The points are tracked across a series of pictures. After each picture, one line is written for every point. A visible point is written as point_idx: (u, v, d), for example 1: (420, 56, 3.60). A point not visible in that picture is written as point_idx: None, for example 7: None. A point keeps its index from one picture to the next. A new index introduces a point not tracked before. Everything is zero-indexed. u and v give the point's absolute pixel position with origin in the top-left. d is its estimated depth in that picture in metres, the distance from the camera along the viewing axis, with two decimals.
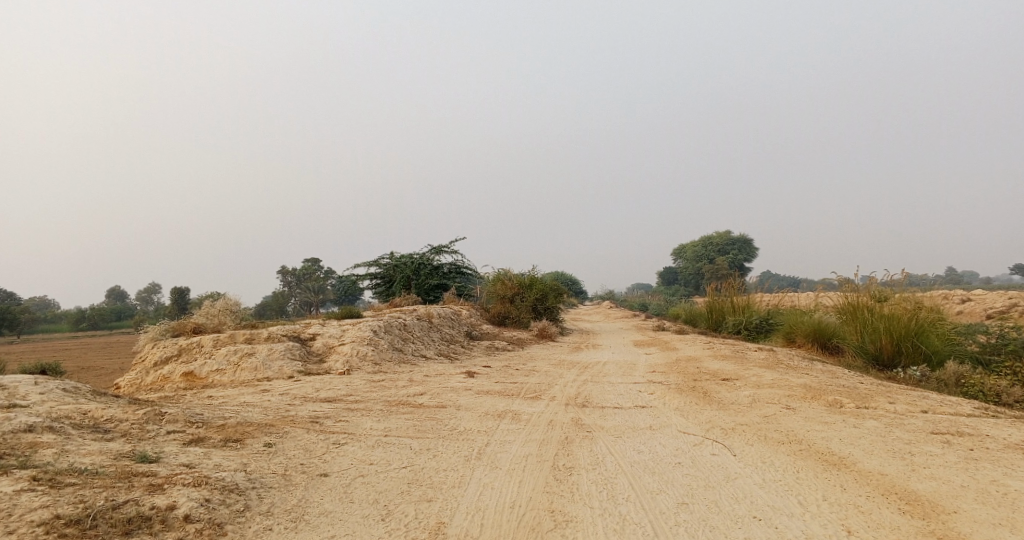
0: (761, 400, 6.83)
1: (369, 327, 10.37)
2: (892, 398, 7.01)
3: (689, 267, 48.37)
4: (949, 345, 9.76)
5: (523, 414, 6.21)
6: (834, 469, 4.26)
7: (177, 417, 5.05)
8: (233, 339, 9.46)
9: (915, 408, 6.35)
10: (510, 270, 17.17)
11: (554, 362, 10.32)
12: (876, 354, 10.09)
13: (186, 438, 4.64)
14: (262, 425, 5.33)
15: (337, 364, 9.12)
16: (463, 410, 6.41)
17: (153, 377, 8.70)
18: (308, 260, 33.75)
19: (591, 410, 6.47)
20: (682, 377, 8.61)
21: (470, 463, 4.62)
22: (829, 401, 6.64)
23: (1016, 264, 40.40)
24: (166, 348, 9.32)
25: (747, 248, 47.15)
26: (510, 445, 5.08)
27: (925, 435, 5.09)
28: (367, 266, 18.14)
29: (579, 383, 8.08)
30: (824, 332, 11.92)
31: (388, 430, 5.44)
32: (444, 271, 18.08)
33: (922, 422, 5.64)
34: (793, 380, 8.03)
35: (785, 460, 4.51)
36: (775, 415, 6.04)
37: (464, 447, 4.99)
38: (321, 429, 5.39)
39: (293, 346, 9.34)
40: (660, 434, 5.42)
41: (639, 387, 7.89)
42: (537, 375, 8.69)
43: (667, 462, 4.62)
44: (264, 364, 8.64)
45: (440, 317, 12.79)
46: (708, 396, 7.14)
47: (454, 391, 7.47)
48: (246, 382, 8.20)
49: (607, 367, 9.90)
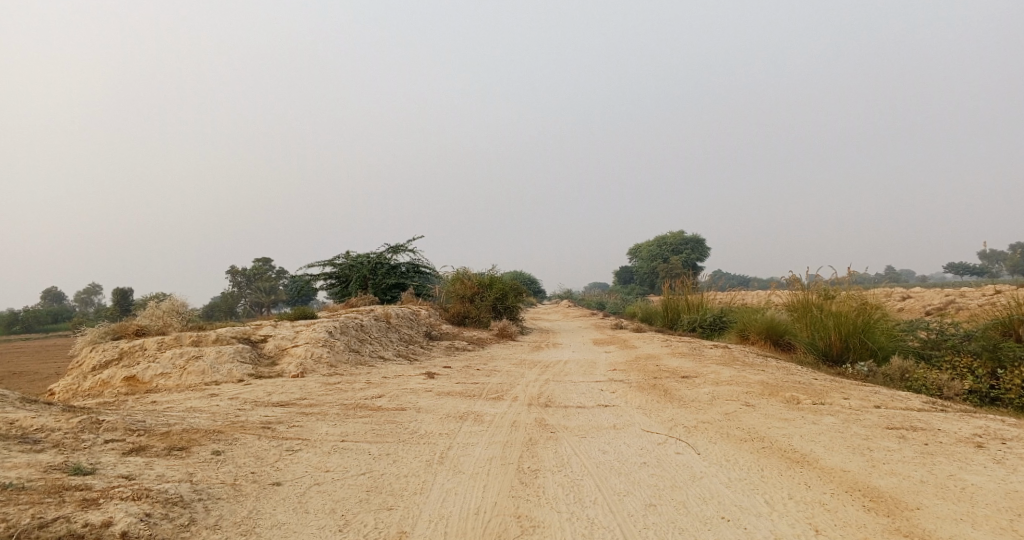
0: (721, 397, 6.86)
1: (324, 328, 10.06)
2: (846, 393, 7.14)
3: (644, 267, 49.05)
4: (894, 341, 10.05)
5: (485, 416, 6.08)
6: (798, 467, 4.27)
7: (116, 425, 4.73)
8: (179, 342, 9.03)
9: (868, 403, 6.48)
10: (469, 269, 16.99)
11: (515, 362, 10.22)
12: (825, 350, 10.32)
13: (126, 448, 4.35)
14: (209, 432, 5.04)
15: (291, 366, 8.81)
16: (423, 412, 6.24)
17: (91, 383, 8.21)
18: (258, 260, 32.86)
19: (554, 410, 6.38)
20: (642, 376, 8.61)
21: (433, 467, 4.46)
22: (787, 398, 6.71)
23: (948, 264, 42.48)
24: (106, 352, 8.83)
25: (700, 248, 48.16)
26: (473, 447, 4.95)
27: (881, 430, 5.17)
28: (321, 266, 17.70)
29: (540, 382, 7.99)
30: (776, 329, 12.15)
31: (345, 435, 5.23)
32: (401, 270, 17.79)
33: (877, 417, 5.74)
34: (751, 377, 8.12)
35: (749, 459, 4.50)
36: (735, 412, 6.06)
37: (425, 451, 4.83)
38: (274, 435, 5.14)
39: (243, 348, 8.97)
40: (624, 434, 5.37)
41: (600, 386, 7.84)
42: (498, 376, 8.56)
43: (632, 462, 4.55)
44: (212, 368, 8.27)
45: (398, 317, 12.53)
46: (669, 394, 7.14)
47: (414, 392, 7.28)
48: (193, 386, 7.82)
49: (568, 366, 9.84)
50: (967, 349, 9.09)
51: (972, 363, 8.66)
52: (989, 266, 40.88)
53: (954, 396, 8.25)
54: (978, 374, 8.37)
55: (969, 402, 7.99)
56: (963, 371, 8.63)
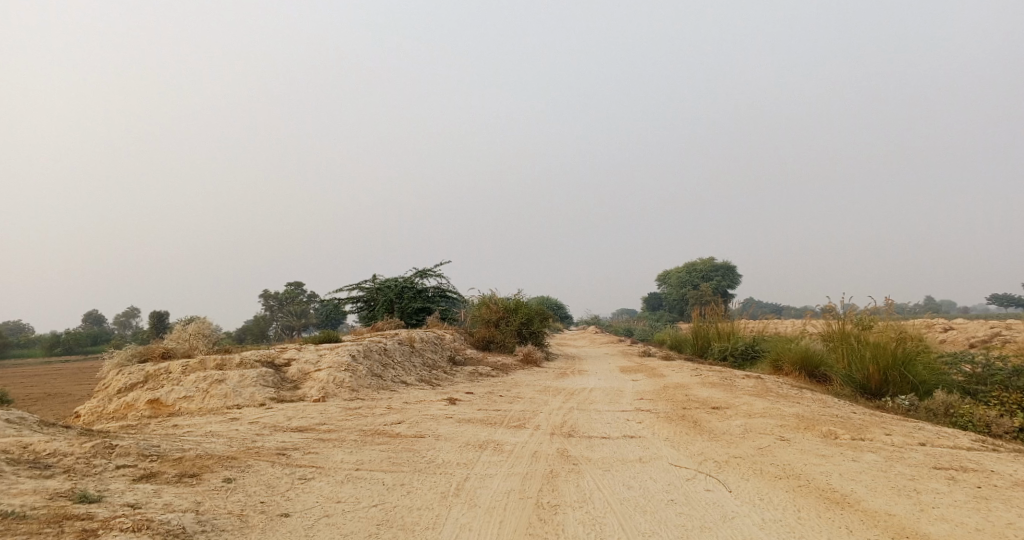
0: (753, 430, 6.55)
1: (347, 352, 9.97)
2: (888, 429, 6.75)
3: (673, 293, 48.39)
4: (936, 374, 9.57)
5: (506, 445, 5.87)
6: (838, 508, 3.97)
7: (128, 449, 4.65)
8: (203, 365, 9.02)
9: (912, 440, 6.10)
10: (495, 294, 16.86)
11: (539, 389, 9.98)
12: (863, 383, 9.87)
13: (136, 474, 4.26)
14: (223, 458, 4.94)
15: (312, 390, 8.71)
16: (442, 440, 6.06)
17: (116, 405, 8.22)
18: (291, 284, 33.30)
19: (577, 440, 6.14)
20: (671, 406, 8.31)
21: (448, 500, 4.27)
22: (824, 433, 6.37)
23: (992, 294, 40.95)
24: (132, 374, 8.86)
25: (731, 275, 47.35)
26: (491, 479, 4.74)
27: (928, 470, 4.82)
28: (349, 289, 17.77)
29: (565, 411, 7.76)
30: (811, 359, 11.70)
31: (360, 464, 5.07)
32: (427, 295, 17.74)
33: (923, 456, 5.38)
34: (785, 409, 7.75)
35: (784, 498, 4.22)
36: (769, 447, 5.75)
37: (441, 482, 4.64)
38: (288, 462, 5.00)
39: (266, 372, 8.91)
40: (651, 468, 5.11)
41: (627, 415, 7.57)
42: (521, 403, 8.35)
43: (658, 499, 4.30)
44: (234, 391, 8.22)
45: (422, 341, 12.41)
46: (698, 426, 6.84)
47: (435, 419, 7.11)
48: (215, 410, 7.77)
49: (594, 394, 9.57)
50: (1016, 385, 8.58)
51: (1022, 399, 8.16)
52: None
53: (1004, 434, 7.75)
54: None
55: (1020, 440, 7.49)
56: (1013, 407, 8.13)
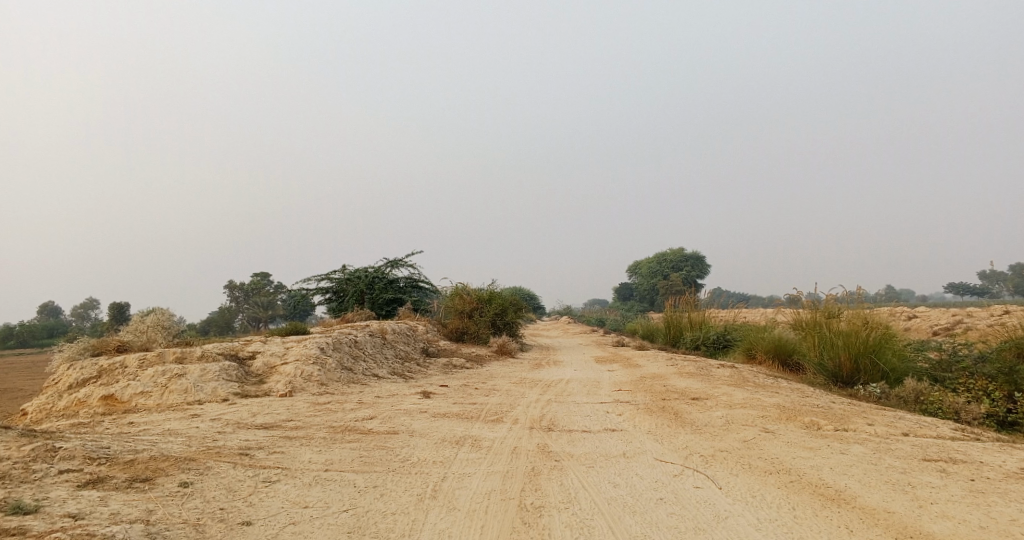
0: (736, 422, 6.40)
1: (315, 345, 9.57)
2: (869, 418, 6.66)
3: (643, 283, 48.61)
4: (905, 362, 9.57)
5: (484, 441, 5.61)
6: (835, 507, 3.81)
7: (73, 452, 4.26)
8: (162, 360, 8.55)
9: (895, 431, 6.01)
10: (468, 284, 16.55)
11: (515, 380, 9.74)
12: (835, 371, 9.84)
13: (81, 480, 3.89)
14: (180, 460, 4.58)
15: (279, 385, 8.32)
16: (417, 436, 5.77)
17: (66, 402, 7.73)
18: (258, 275, 32.52)
19: (558, 434, 5.91)
20: (650, 397, 8.14)
21: (424, 504, 4.00)
22: (807, 423, 6.26)
23: (950, 284, 42.11)
24: (84, 369, 8.36)
25: (700, 265, 47.72)
26: (470, 479, 4.47)
27: (919, 462, 4.70)
28: (318, 279, 17.30)
29: (542, 403, 7.53)
30: (784, 348, 11.67)
31: (329, 464, 4.75)
32: (399, 285, 17.37)
33: (910, 446, 5.27)
34: (765, 399, 7.64)
35: (777, 495, 4.04)
36: (755, 440, 5.59)
37: (416, 483, 4.35)
38: (251, 463, 4.66)
39: (229, 366, 8.49)
40: (636, 463, 4.91)
41: (606, 407, 7.37)
42: (497, 395, 8.08)
43: (647, 498, 4.09)
44: (195, 386, 7.80)
45: (394, 333, 12.06)
46: (680, 418, 6.67)
47: (408, 413, 6.82)
48: (174, 407, 7.34)
49: (571, 385, 9.37)
50: (982, 372, 8.59)
51: (988, 385, 8.16)
52: (990, 287, 40.56)
53: (972, 420, 7.75)
54: (995, 398, 7.86)
55: (989, 427, 7.47)
56: (979, 394, 8.12)
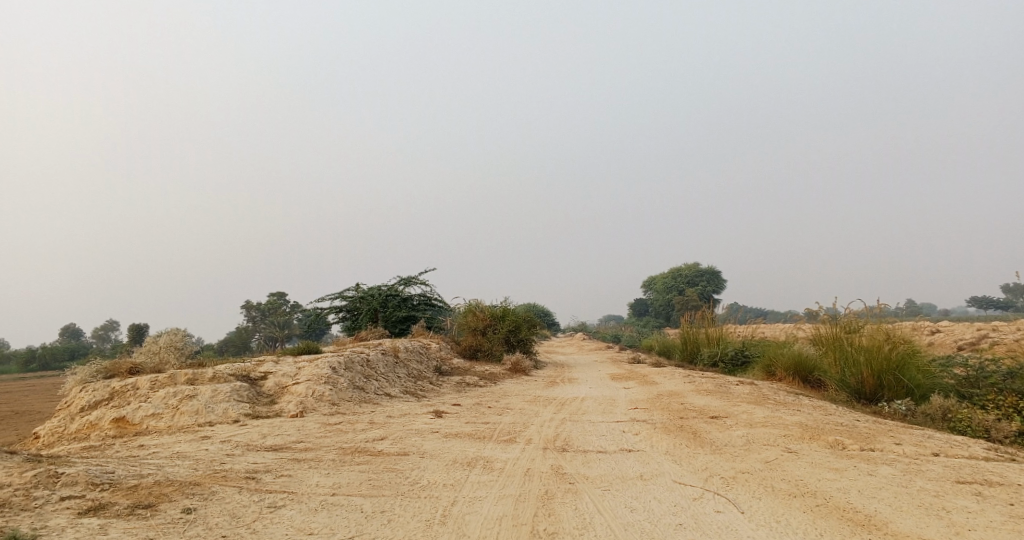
0: (757, 442, 6.19)
1: (327, 364, 9.49)
2: (896, 438, 6.42)
3: (659, 299, 48.18)
4: (930, 378, 9.27)
5: (496, 462, 5.45)
6: (865, 533, 3.62)
7: (76, 477, 4.17)
8: (173, 381, 8.50)
9: (925, 450, 5.78)
10: (481, 301, 16.43)
11: (529, 399, 9.57)
12: (858, 388, 9.56)
13: (83, 506, 3.81)
14: (185, 484, 4.48)
15: (290, 405, 8.22)
16: (428, 458, 5.63)
17: (78, 425, 7.69)
18: (274, 294, 32.67)
19: (572, 455, 5.73)
20: (667, 415, 7.94)
21: (432, 530, 3.86)
22: (831, 443, 6.04)
23: (972, 297, 41.31)
24: (96, 391, 8.33)
25: (716, 280, 47.25)
26: (481, 503, 4.32)
27: (953, 485, 4.48)
28: (332, 298, 17.29)
29: (557, 422, 7.36)
30: (804, 364, 11.39)
31: (337, 488, 4.63)
32: (412, 303, 17.30)
33: (942, 468, 5.03)
34: (787, 418, 7.40)
35: (803, 520, 3.85)
36: (777, 460, 5.39)
37: (425, 508, 4.21)
38: (257, 488, 4.55)
39: (241, 387, 8.41)
40: (654, 486, 4.73)
41: (622, 426, 7.19)
42: (510, 414, 7.93)
43: (665, 524, 3.91)
44: (206, 408, 7.73)
45: (407, 351, 11.96)
46: (699, 438, 6.48)
47: (420, 434, 6.68)
48: (185, 428, 7.27)
49: (586, 404, 9.18)
50: (1011, 388, 8.30)
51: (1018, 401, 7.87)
52: (1013, 299, 39.80)
53: (1003, 439, 7.46)
54: None
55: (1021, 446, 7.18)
56: (1009, 411, 7.83)
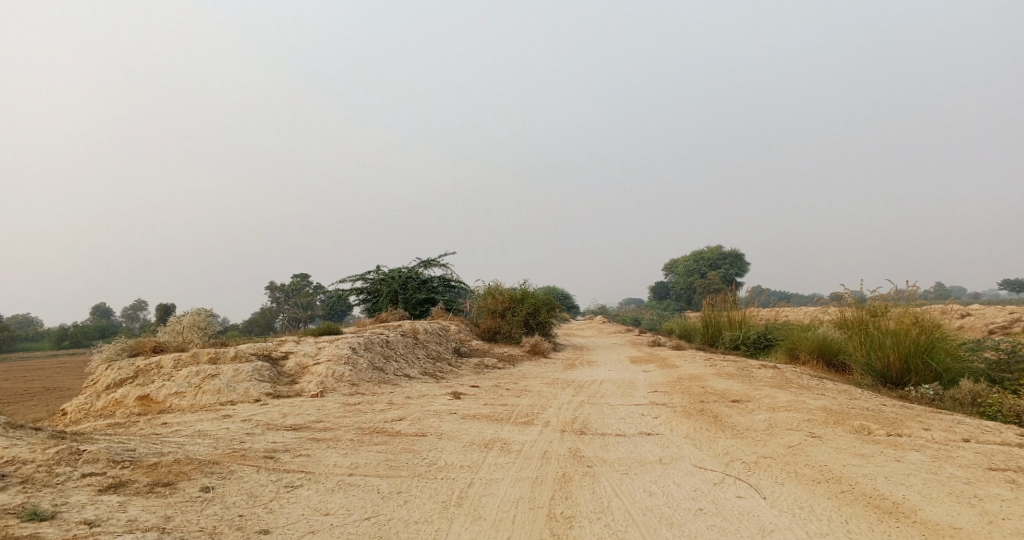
0: (780, 426, 6.08)
1: (347, 345, 9.53)
2: (925, 423, 6.25)
3: (681, 282, 47.73)
4: (960, 362, 9.03)
5: (513, 444, 5.42)
6: (892, 521, 3.51)
7: (97, 454, 4.21)
8: (196, 359, 8.59)
9: (954, 436, 5.62)
10: (501, 283, 16.37)
11: (547, 381, 9.53)
12: (884, 372, 9.35)
13: (103, 484, 3.84)
14: (204, 463, 4.51)
15: (311, 385, 8.28)
16: (445, 439, 5.61)
17: (104, 402, 7.82)
18: (298, 276, 32.98)
19: (590, 438, 5.67)
20: (688, 399, 7.84)
21: (448, 512, 3.83)
22: (856, 428, 5.90)
23: (1004, 280, 40.31)
24: (121, 369, 8.45)
25: (739, 263, 46.66)
26: (498, 485, 4.28)
27: (985, 472, 4.33)
28: (353, 280, 17.37)
29: (575, 405, 7.30)
30: (829, 348, 11.17)
31: (354, 468, 4.62)
32: (432, 285, 17.31)
33: (973, 454, 4.88)
34: (811, 402, 7.25)
35: (827, 507, 3.75)
36: (801, 445, 5.27)
37: (442, 489, 4.18)
38: (275, 467, 4.56)
39: (262, 366, 8.48)
40: (673, 470, 4.65)
41: (641, 410, 7.10)
42: (529, 396, 7.88)
43: (685, 509, 3.84)
44: (228, 387, 7.80)
45: (426, 333, 11.97)
46: (720, 422, 6.38)
47: (438, 415, 6.68)
48: (207, 407, 7.35)
49: (605, 386, 9.11)
50: None
51: None
52: None
53: None
54: None
55: None
56: None
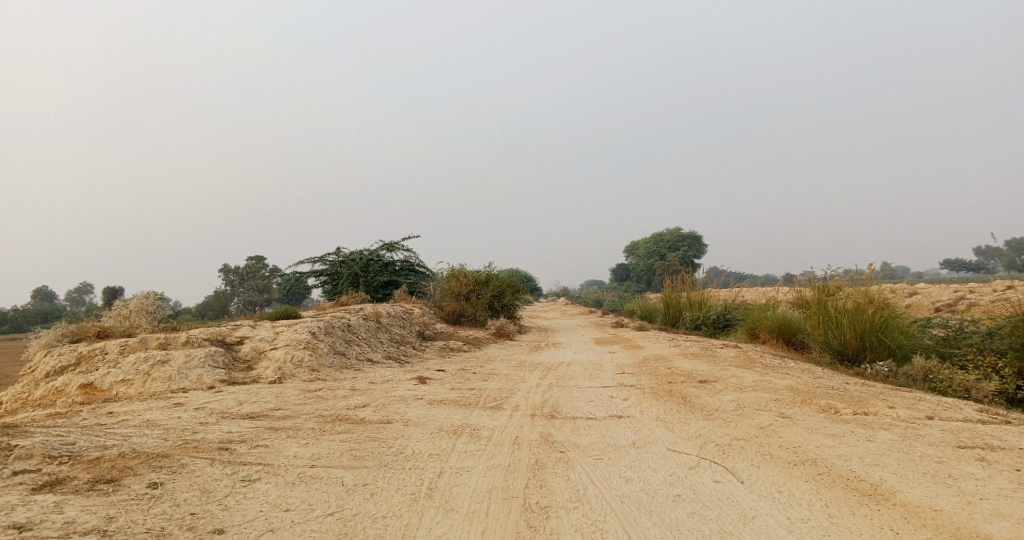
0: (749, 407, 6.05)
1: (306, 329, 9.18)
2: (889, 401, 6.31)
3: (641, 264, 48.09)
4: (912, 339, 9.21)
5: (483, 430, 5.24)
6: (873, 505, 3.46)
7: (31, 449, 3.86)
8: (144, 346, 8.14)
9: (919, 414, 5.67)
10: (465, 265, 16.11)
11: (513, 364, 9.36)
12: (840, 349, 9.48)
13: (38, 482, 3.52)
14: (153, 456, 4.20)
15: (268, 371, 7.94)
16: (412, 426, 5.40)
17: (43, 392, 7.34)
18: (253, 258, 32.03)
19: (561, 422, 5.54)
20: (655, 379, 7.78)
21: (418, 505, 3.63)
22: (823, 407, 5.91)
23: (946, 261, 41.98)
24: (62, 357, 7.94)
25: (697, 245, 47.29)
26: (469, 475, 4.10)
27: (955, 450, 4.35)
28: (312, 262, 16.88)
29: (544, 388, 7.15)
30: (788, 327, 11.29)
31: (316, 459, 4.37)
32: (395, 268, 16.94)
33: (941, 432, 4.91)
34: (777, 382, 7.27)
35: (806, 490, 3.69)
36: (773, 426, 5.23)
37: (410, 480, 3.98)
38: (230, 460, 4.28)
39: (216, 352, 8.09)
40: (647, 454, 4.54)
41: (611, 392, 7.01)
42: (496, 380, 7.71)
43: (663, 496, 3.73)
44: (179, 374, 7.41)
45: (389, 316, 11.67)
46: (690, 403, 6.31)
47: (403, 401, 6.44)
48: (158, 395, 6.96)
49: (572, 368, 9.00)
50: (990, 347, 8.25)
51: (998, 362, 7.83)
52: (986, 262, 40.45)
53: (983, 398, 7.42)
54: (1004, 374, 7.51)
55: (999, 405, 7.15)
56: (989, 371, 7.78)
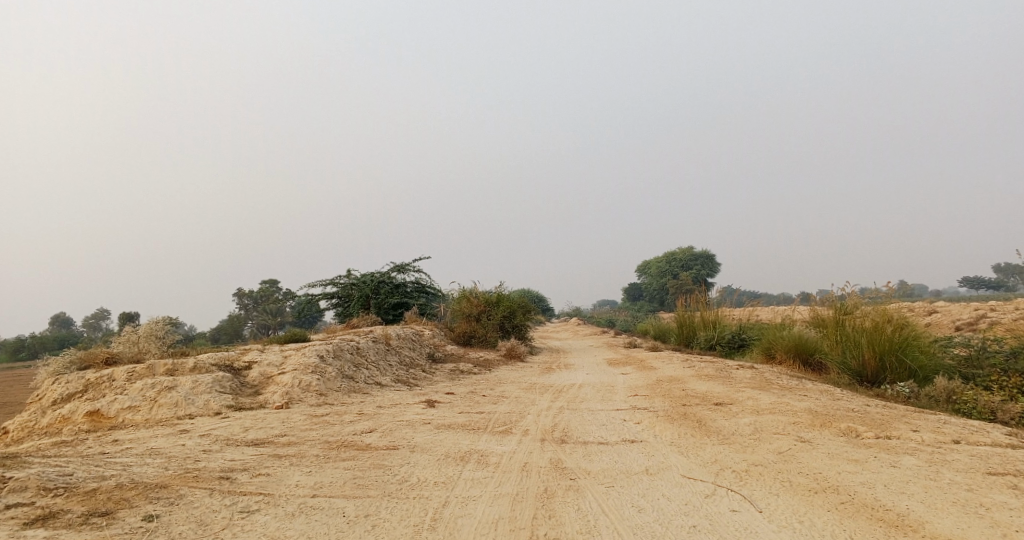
0: (766, 431, 5.85)
1: (315, 353, 9.09)
2: (912, 424, 6.08)
3: (653, 284, 47.80)
4: (933, 359, 8.94)
5: (491, 456, 5.09)
6: None
7: (26, 481, 3.77)
8: (152, 372, 8.08)
9: (944, 437, 5.44)
10: (475, 286, 16.01)
11: (524, 386, 9.20)
12: (859, 370, 9.21)
13: (30, 516, 3.42)
14: (151, 487, 4.10)
15: (275, 396, 7.84)
16: (418, 452, 5.26)
17: (50, 419, 7.28)
18: (267, 282, 32.21)
19: (572, 448, 5.38)
20: (669, 402, 7.59)
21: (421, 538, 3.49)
22: (844, 430, 5.70)
23: (964, 278, 41.36)
24: (70, 384, 7.90)
25: (710, 263, 46.97)
26: (475, 504, 3.95)
27: (985, 477, 4.14)
28: (323, 285, 16.87)
29: (555, 411, 6.99)
30: (804, 347, 11.04)
31: (318, 488, 4.24)
32: (406, 290, 16.90)
33: (969, 457, 4.70)
34: (795, 404, 7.06)
35: (828, 521, 3.51)
36: (792, 451, 5.04)
37: (414, 511, 3.84)
38: (230, 490, 4.16)
39: (223, 377, 8.01)
40: (661, 482, 4.37)
41: (623, 415, 6.83)
42: (506, 403, 7.55)
43: (678, 527, 3.56)
44: (186, 400, 7.33)
45: (399, 339, 11.56)
46: (705, 427, 6.12)
47: (410, 426, 6.31)
48: (164, 422, 6.87)
49: (584, 391, 8.82)
50: (1015, 367, 7.97)
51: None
52: (1005, 280, 39.78)
53: (1010, 421, 7.15)
54: None
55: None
56: (1015, 392, 7.51)
